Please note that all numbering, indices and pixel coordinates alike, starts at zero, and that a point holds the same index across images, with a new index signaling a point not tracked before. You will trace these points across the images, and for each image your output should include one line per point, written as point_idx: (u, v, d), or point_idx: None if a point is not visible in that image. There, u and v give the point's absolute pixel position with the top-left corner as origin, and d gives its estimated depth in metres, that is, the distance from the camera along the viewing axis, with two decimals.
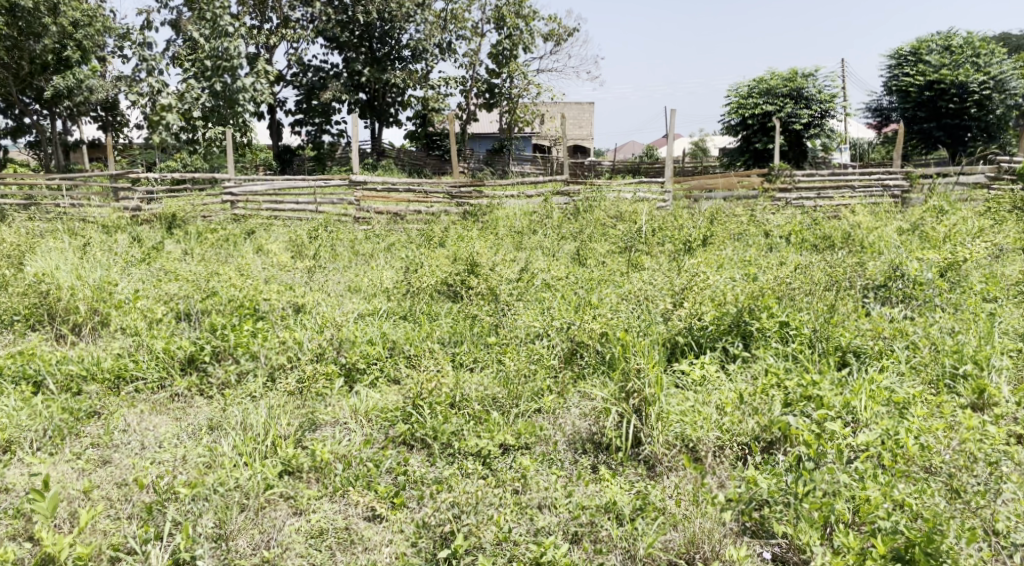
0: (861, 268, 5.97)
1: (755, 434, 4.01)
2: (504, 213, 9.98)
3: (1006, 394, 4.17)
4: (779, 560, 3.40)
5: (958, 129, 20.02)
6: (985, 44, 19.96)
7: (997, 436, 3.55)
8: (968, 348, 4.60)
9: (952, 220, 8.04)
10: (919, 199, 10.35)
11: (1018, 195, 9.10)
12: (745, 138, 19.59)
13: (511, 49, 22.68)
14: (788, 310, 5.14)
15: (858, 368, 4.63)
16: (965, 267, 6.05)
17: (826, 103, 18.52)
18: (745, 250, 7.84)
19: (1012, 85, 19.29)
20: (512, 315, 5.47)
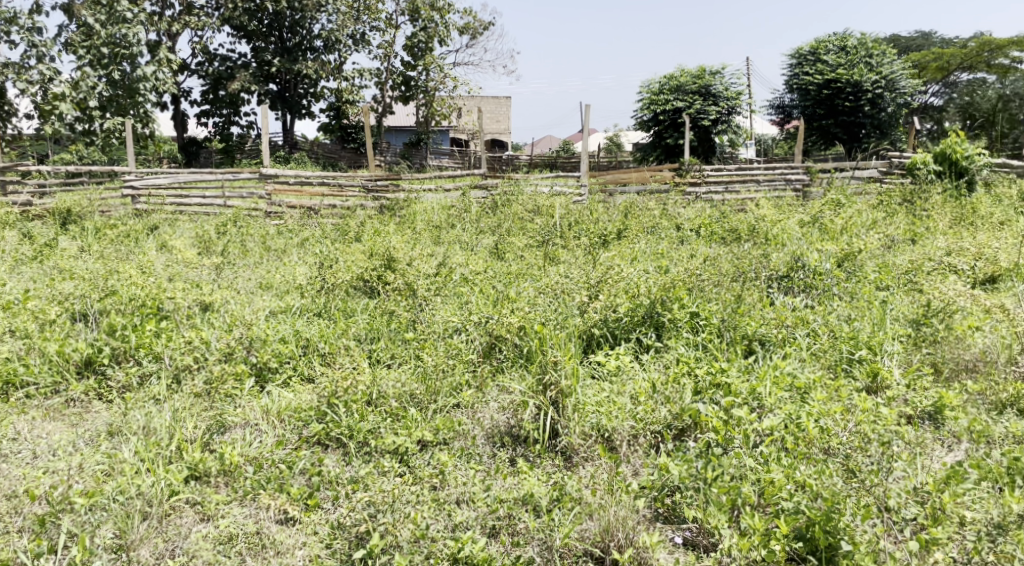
0: (766, 259, 6.20)
1: (667, 422, 4.11)
2: (421, 207, 9.89)
3: (898, 375, 4.41)
4: (689, 544, 3.48)
5: (854, 126, 21.00)
6: (876, 45, 20.93)
7: (888, 417, 3.77)
8: (862, 335, 4.85)
9: (849, 213, 8.45)
10: (818, 193, 10.80)
11: (908, 189, 9.62)
12: (657, 133, 19.92)
13: (427, 42, 22.51)
14: (698, 300, 5.28)
15: (763, 355, 4.81)
16: (859, 257, 6.36)
17: (733, 99, 19.16)
18: (657, 242, 8.04)
19: (902, 84, 20.40)
20: (430, 310, 5.45)
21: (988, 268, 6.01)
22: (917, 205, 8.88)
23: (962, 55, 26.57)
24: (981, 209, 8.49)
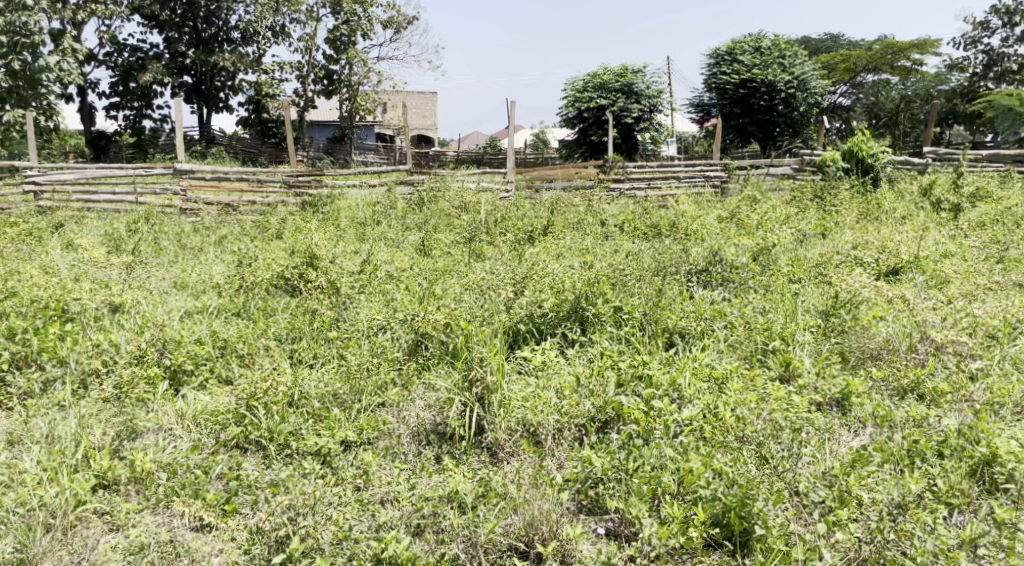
0: (686, 254, 6.35)
1: (590, 415, 4.17)
2: (345, 203, 9.74)
3: (809, 364, 4.58)
4: (611, 535, 3.54)
5: (769, 124, 21.72)
6: (789, 47, 21.72)
7: (800, 405, 3.93)
8: (776, 326, 5.02)
9: (764, 208, 8.73)
10: (736, 189, 11.11)
11: (819, 185, 10.01)
12: (582, 130, 20.12)
13: (349, 36, 22.16)
14: (621, 295, 5.36)
15: (683, 347, 4.93)
16: (773, 252, 6.59)
17: (654, 98, 19.57)
18: (582, 238, 8.13)
19: (812, 84, 21.21)
20: (354, 308, 5.37)
21: (892, 260, 6.30)
22: (828, 201, 9.24)
23: (869, 58, 27.77)
24: (887, 205, 8.90)
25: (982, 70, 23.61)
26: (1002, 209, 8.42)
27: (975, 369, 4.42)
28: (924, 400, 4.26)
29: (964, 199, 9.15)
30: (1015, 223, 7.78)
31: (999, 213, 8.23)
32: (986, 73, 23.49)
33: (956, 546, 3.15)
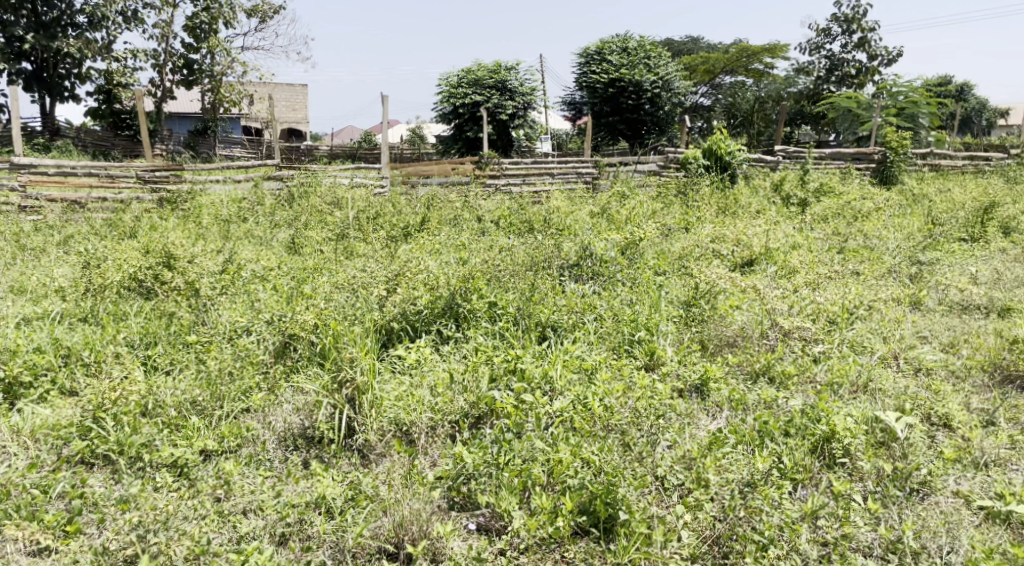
0: (558, 248, 6.46)
1: (463, 412, 4.16)
2: (207, 200, 9.28)
3: (672, 353, 4.76)
4: (483, 529, 3.54)
5: (638, 123, 22.53)
6: (654, 48, 22.64)
7: (664, 392, 4.10)
8: (642, 317, 5.19)
9: (633, 204, 9.01)
10: (607, 185, 11.42)
11: (682, 182, 10.46)
12: (457, 126, 20.13)
13: (210, 24, 21.13)
14: (496, 290, 5.39)
15: (555, 340, 5.02)
16: (641, 245, 6.82)
17: (528, 95, 19.90)
18: (457, 234, 8.10)
19: (676, 85, 22.23)
20: (216, 310, 5.12)
21: (746, 252, 6.67)
22: (691, 196, 9.65)
23: (726, 60, 29.22)
24: (743, 200, 9.40)
25: (825, 74, 25.34)
26: (843, 203, 9.09)
27: (819, 352, 4.74)
28: (774, 382, 4.52)
29: (811, 195, 9.80)
30: (853, 216, 8.41)
31: (840, 208, 8.86)
32: (829, 77, 25.25)
33: (799, 519, 3.35)
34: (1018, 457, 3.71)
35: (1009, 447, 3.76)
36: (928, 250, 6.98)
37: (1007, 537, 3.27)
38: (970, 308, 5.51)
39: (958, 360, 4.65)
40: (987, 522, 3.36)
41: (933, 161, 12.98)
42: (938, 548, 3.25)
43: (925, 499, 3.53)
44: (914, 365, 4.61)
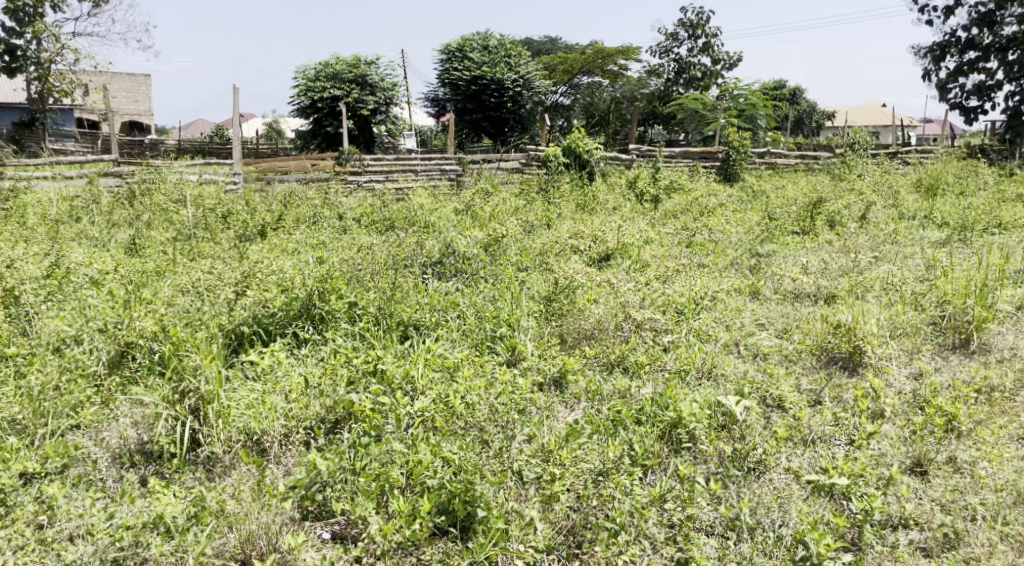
0: (419, 247, 6.41)
1: (320, 417, 4.06)
2: (33, 198, 8.52)
3: (532, 347, 4.82)
4: (338, 537, 3.45)
5: (500, 121, 22.82)
6: (514, 47, 22.81)
7: (525, 387, 4.18)
8: (503, 313, 5.21)
9: (496, 201, 9.08)
10: (470, 182, 11.38)
11: (543, 179, 10.62)
12: (316, 121, 19.42)
13: (35, 7, 19.45)
14: (356, 290, 5.26)
15: (417, 339, 4.96)
16: (502, 242, 6.88)
17: (389, 90, 19.64)
18: (316, 232, 7.86)
19: (536, 84, 22.72)
20: (43, 319, 4.72)
21: (601, 248, 6.87)
22: (551, 193, 9.81)
23: (583, 60, 30.03)
24: (601, 197, 9.68)
25: (674, 77, 26.52)
26: (691, 200, 9.54)
27: (669, 342, 4.94)
28: (628, 372, 4.68)
29: (663, 192, 10.24)
30: (700, 212, 8.84)
31: (688, 204, 9.29)
32: (677, 79, 26.43)
33: (648, 504, 3.46)
34: (841, 433, 3.96)
35: (834, 424, 4.02)
36: (766, 243, 7.44)
37: (831, 507, 3.46)
38: (801, 297, 5.92)
39: (791, 344, 4.96)
40: (813, 494, 3.53)
41: (770, 161, 13.88)
42: (771, 522, 3.41)
43: (761, 477, 3.72)
44: (753, 351, 4.88)
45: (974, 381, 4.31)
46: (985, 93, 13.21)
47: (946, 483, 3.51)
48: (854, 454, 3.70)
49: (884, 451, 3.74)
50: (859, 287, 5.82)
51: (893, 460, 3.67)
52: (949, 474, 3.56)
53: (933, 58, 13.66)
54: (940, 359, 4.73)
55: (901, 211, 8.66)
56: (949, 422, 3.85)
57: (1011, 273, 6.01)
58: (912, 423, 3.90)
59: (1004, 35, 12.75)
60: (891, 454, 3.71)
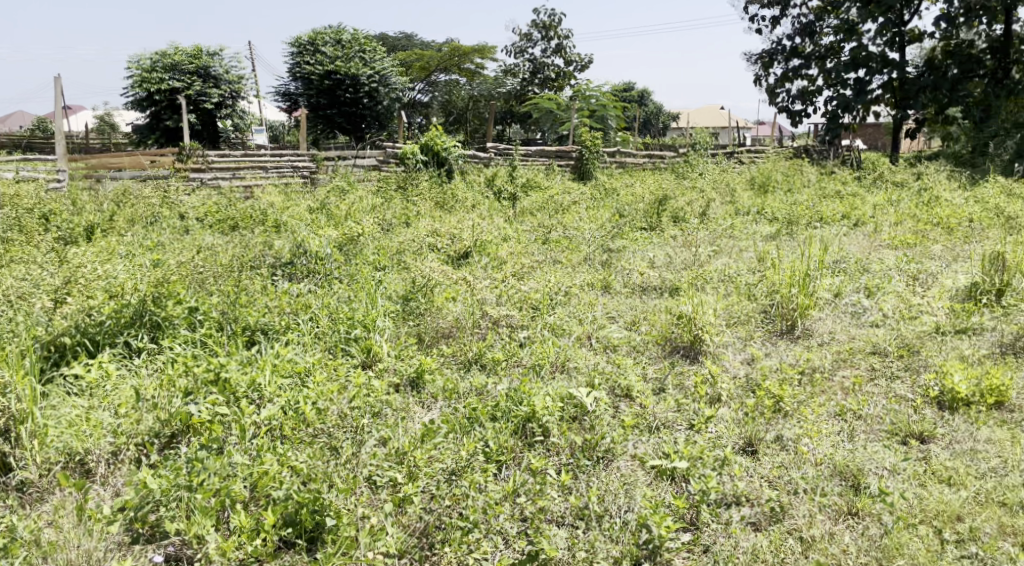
0: (267, 248, 6.15)
1: (153, 432, 3.75)
2: None
3: (389, 349, 4.70)
4: (172, 559, 3.22)
5: (357, 117, 22.29)
6: (367, 42, 22.48)
7: (379, 389, 4.14)
8: (358, 314, 5.03)
9: (352, 199, 8.89)
10: (324, 178, 10.95)
11: (400, 176, 10.42)
12: (154, 114, 18.29)
13: None
14: (196, 294, 5.00)
15: (265, 344, 4.71)
16: (359, 241, 6.72)
17: (235, 84, 18.81)
18: (154, 234, 7.36)
19: (392, 80, 22.45)
20: None
21: (459, 246, 6.78)
22: (408, 190, 9.69)
23: (439, 58, 29.98)
24: (459, 194, 9.65)
25: (529, 77, 26.90)
26: (547, 198, 9.72)
27: (524, 338, 4.98)
28: (485, 369, 4.67)
29: (519, 189, 10.37)
30: (556, 210, 9.03)
31: (545, 202, 9.46)
32: (532, 79, 26.83)
33: (501, 499, 3.45)
34: (681, 418, 4.09)
35: (676, 410, 4.16)
36: (617, 239, 7.69)
37: (671, 490, 3.53)
38: (649, 289, 6.13)
39: (639, 336, 5.13)
40: (657, 479, 3.62)
41: (621, 160, 14.33)
42: (618, 508, 3.45)
43: (609, 464, 3.78)
44: (604, 343, 5.01)
45: (798, 364, 4.62)
46: (808, 98, 14.31)
47: (773, 461, 3.67)
48: (694, 437, 3.85)
49: (720, 434, 3.90)
50: (699, 280, 6.13)
51: (727, 442, 3.82)
52: (776, 452, 3.73)
53: (762, 65, 14.64)
54: (770, 344, 5.03)
55: (737, 208, 9.20)
56: (776, 404, 4.10)
57: (830, 264, 6.53)
58: (744, 405, 4.13)
59: (822, 45, 13.86)
60: (726, 436, 3.86)
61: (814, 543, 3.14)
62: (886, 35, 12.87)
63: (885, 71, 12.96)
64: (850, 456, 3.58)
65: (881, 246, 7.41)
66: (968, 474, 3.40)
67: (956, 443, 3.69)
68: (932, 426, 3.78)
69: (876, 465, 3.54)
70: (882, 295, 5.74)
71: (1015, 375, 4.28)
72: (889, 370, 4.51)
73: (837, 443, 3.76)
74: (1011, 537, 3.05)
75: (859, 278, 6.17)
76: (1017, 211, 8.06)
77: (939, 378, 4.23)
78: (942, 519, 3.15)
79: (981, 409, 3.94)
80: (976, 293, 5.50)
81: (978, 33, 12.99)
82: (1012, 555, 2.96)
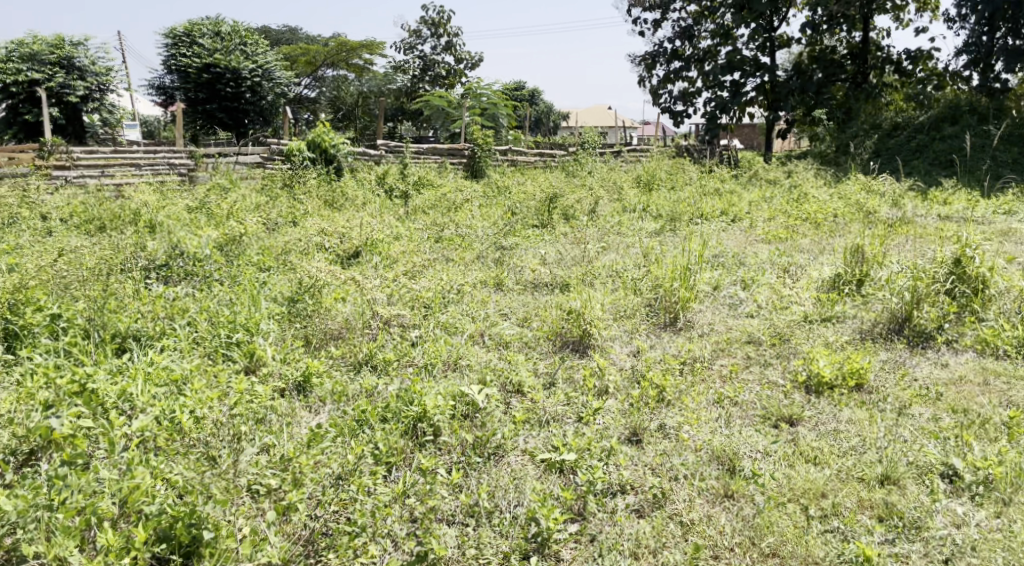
0: (140, 249, 5.84)
1: (9, 449, 3.49)
2: None
3: (274, 353, 4.55)
4: None
5: (238, 112, 21.50)
6: (249, 35, 21.61)
7: (263, 394, 4.02)
8: (240, 317, 4.84)
9: (234, 197, 8.56)
10: (204, 176, 10.50)
11: (287, 173, 10.09)
12: (11, 107, 16.99)
13: None
14: (60, 301, 4.69)
15: (138, 351, 4.45)
16: (241, 241, 6.48)
17: (103, 76, 17.74)
18: (14, 236, 6.85)
19: (276, 74, 21.71)
20: None
21: (348, 245, 6.62)
22: (295, 189, 9.42)
23: (325, 52, 29.31)
24: (349, 192, 9.44)
25: (420, 73, 26.62)
26: (439, 195, 9.67)
27: (416, 336, 4.92)
28: (375, 370, 4.58)
29: (411, 186, 10.25)
30: (447, 208, 9.00)
31: (436, 200, 9.40)
32: (423, 76, 26.56)
33: (390, 502, 3.40)
34: (570, 411, 4.13)
35: (565, 403, 4.21)
36: (508, 236, 7.73)
37: (559, 483, 3.56)
38: (540, 286, 6.18)
39: (530, 331, 5.16)
40: (545, 472, 3.65)
41: (513, 157, 14.38)
42: (507, 503, 3.45)
43: (500, 460, 3.77)
44: (496, 340, 5.01)
45: (681, 355, 4.78)
46: (688, 99, 14.84)
47: (656, 449, 3.77)
48: (582, 430, 3.91)
49: (607, 425, 3.98)
50: (588, 276, 6.23)
51: (613, 433, 3.90)
52: (659, 441, 3.84)
53: (645, 66, 15.06)
54: (654, 336, 5.17)
55: (624, 205, 9.43)
56: (659, 394, 4.23)
57: (709, 258, 6.79)
58: (630, 397, 4.24)
59: (701, 48, 14.39)
60: (613, 427, 3.94)
61: (693, 526, 3.25)
62: (758, 40, 13.51)
63: (758, 74, 13.62)
64: (726, 442, 3.74)
65: (756, 240, 7.78)
66: (832, 453, 3.61)
67: (822, 424, 3.91)
68: (800, 410, 4.00)
69: (750, 449, 3.71)
70: (757, 287, 6.02)
71: (874, 359, 4.59)
72: (762, 358, 4.73)
73: (715, 429, 3.91)
74: (868, 510, 3.25)
75: (736, 271, 6.45)
76: (876, 206, 8.63)
77: (807, 364, 4.48)
78: (809, 497, 3.33)
79: (844, 392, 4.20)
80: (840, 283, 5.85)
81: (840, 40, 13.79)
82: (870, 527, 3.15)
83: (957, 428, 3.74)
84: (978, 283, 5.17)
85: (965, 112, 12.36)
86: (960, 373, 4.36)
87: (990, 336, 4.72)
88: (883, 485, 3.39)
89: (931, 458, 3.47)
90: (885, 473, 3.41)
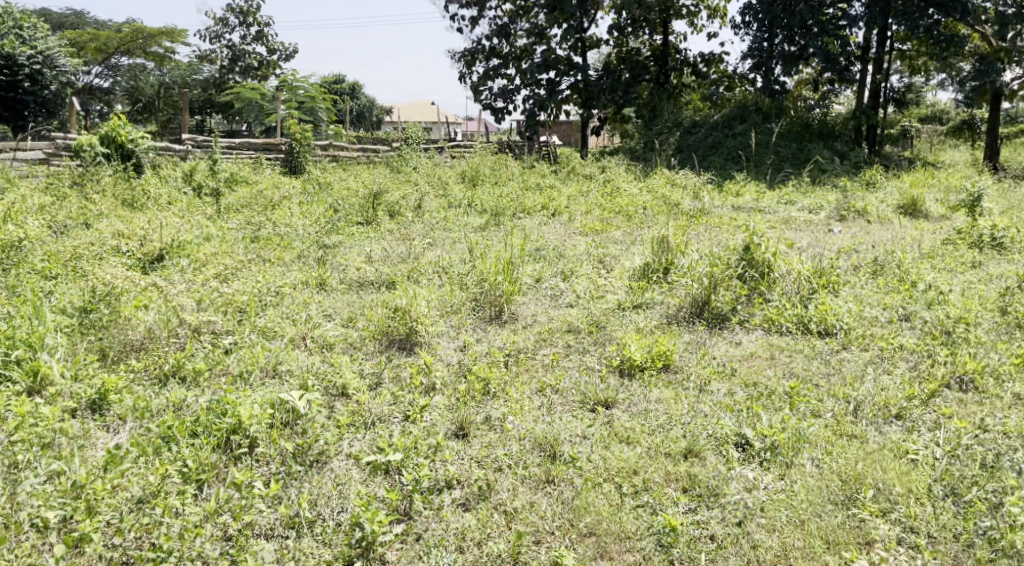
0: None
1: None
2: None
3: (62, 369, 4.14)
4: None
5: (16, 104, 19.35)
6: (25, 17, 19.77)
7: (51, 416, 3.65)
8: (21, 332, 4.34)
9: (13, 198, 7.69)
10: None
11: (76, 171, 9.19)
12: None
13: None
14: None
15: None
16: (22, 248, 5.86)
17: None
18: None
19: (60, 61, 19.93)
20: None
21: (149, 248, 6.15)
22: (88, 187, 8.61)
23: (119, 39, 27.07)
24: (151, 190, 8.78)
25: (229, 63, 25.26)
26: (254, 193, 9.23)
27: (230, 344, 4.66)
28: (185, 382, 4.29)
29: (222, 183, 9.68)
30: (263, 206, 8.61)
31: (251, 198, 8.96)
32: (232, 67, 25.22)
33: (201, 521, 3.20)
34: (397, 410, 4.07)
35: (391, 403, 4.14)
36: (331, 234, 7.53)
37: (384, 485, 3.51)
38: (365, 284, 6.05)
39: (355, 332, 5.04)
40: (371, 474, 3.57)
41: (335, 153, 13.86)
42: (330, 511, 3.36)
43: (323, 467, 3.65)
44: (318, 343, 4.85)
45: (505, 347, 4.87)
46: (508, 96, 15.13)
47: (482, 441, 3.82)
48: (409, 428, 3.87)
49: (434, 422, 3.97)
50: (414, 272, 6.18)
51: (440, 429, 3.90)
52: (484, 433, 3.88)
53: (465, 63, 15.14)
54: (480, 329, 5.20)
55: (449, 201, 9.43)
56: (485, 387, 4.28)
57: (530, 251, 6.97)
58: (456, 391, 4.24)
59: (517, 46, 14.68)
60: (440, 423, 3.94)
61: (516, 515, 3.33)
62: (570, 40, 14.00)
63: (572, 73, 14.14)
64: (547, 429, 3.85)
65: (574, 233, 8.09)
66: (643, 432, 3.83)
67: (634, 405, 4.13)
68: (614, 393, 4.20)
69: (569, 434, 3.84)
70: (575, 278, 6.25)
71: (679, 341, 4.92)
72: (581, 345, 4.93)
73: (538, 418, 4.02)
74: (675, 483, 3.47)
75: (556, 264, 6.67)
76: (679, 198, 9.25)
77: (620, 349, 4.72)
78: (623, 476, 3.51)
79: (652, 373, 4.48)
80: (649, 272, 6.21)
81: (644, 42, 14.73)
82: (676, 498, 3.36)
83: (748, 400, 4.09)
84: (764, 266, 5.69)
85: (751, 111, 13.53)
86: (751, 349, 4.78)
87: (776, 315, 5.21)
88: (687, 458, 3.64)
89: (726, 429, 3.77)
90: (687, 447, 3.67)
